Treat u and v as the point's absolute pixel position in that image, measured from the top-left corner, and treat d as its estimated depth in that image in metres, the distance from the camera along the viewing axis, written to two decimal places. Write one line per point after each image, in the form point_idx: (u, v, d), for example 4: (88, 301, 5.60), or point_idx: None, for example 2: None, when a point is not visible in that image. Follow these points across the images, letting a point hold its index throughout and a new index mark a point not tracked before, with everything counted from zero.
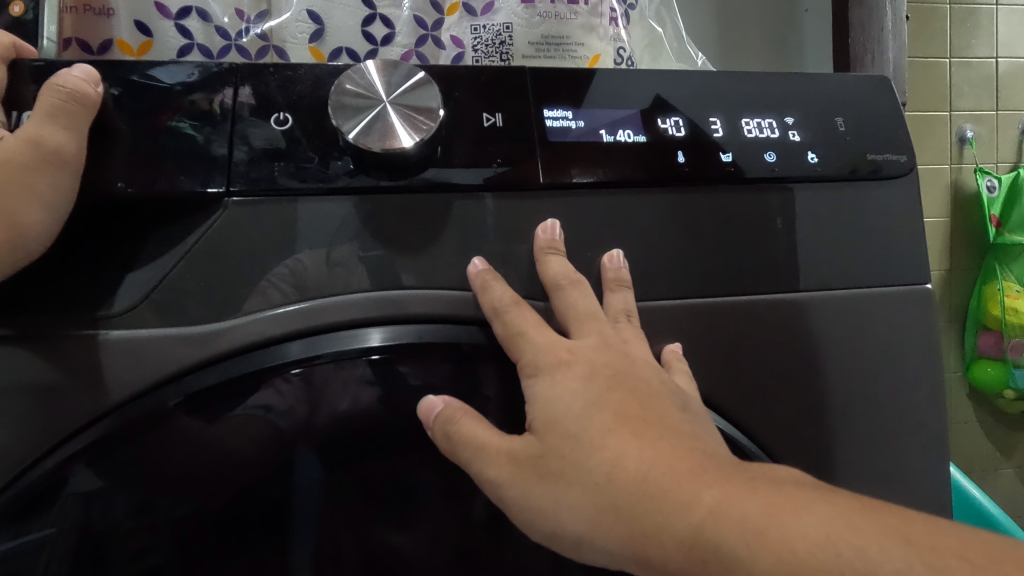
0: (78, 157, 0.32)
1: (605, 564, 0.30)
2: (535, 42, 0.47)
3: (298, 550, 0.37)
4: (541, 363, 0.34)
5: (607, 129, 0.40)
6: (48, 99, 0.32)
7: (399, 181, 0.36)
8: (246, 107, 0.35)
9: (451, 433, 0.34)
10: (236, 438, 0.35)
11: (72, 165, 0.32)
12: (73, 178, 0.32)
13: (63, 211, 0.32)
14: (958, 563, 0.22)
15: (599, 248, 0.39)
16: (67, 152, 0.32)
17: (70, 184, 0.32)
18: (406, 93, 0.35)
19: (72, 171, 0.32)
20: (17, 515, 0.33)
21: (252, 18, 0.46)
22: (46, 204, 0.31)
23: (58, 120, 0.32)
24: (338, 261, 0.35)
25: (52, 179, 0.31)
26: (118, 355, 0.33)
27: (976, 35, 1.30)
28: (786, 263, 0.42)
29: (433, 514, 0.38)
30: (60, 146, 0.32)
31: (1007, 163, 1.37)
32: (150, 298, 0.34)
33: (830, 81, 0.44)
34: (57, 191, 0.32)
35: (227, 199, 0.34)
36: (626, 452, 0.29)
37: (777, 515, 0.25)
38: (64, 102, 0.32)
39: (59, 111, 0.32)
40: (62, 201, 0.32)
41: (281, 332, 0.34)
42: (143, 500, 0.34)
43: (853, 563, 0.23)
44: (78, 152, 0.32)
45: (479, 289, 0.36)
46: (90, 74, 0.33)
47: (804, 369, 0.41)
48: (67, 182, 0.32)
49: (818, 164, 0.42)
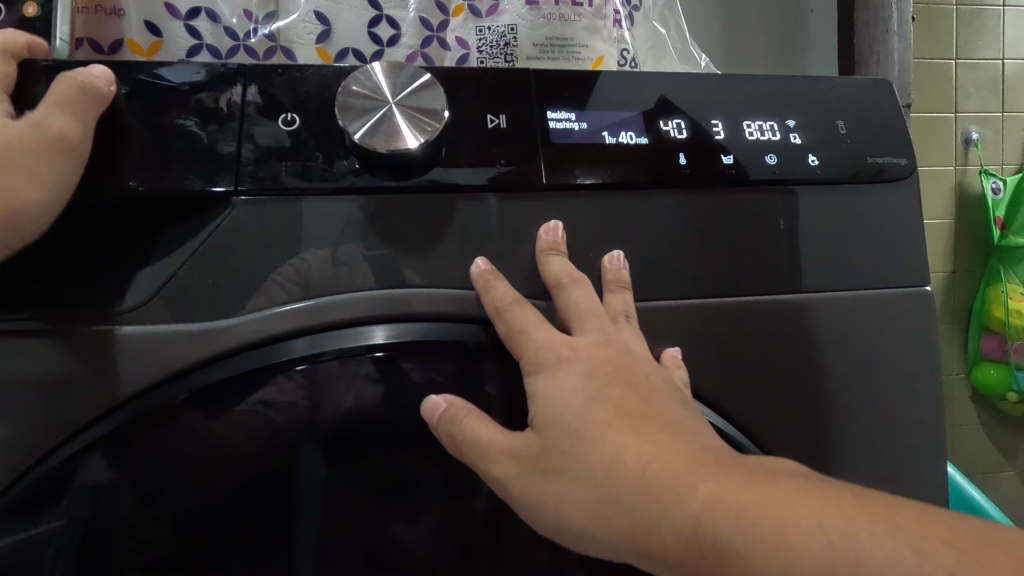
0: (81, 144, 0.33)
1: (609, 557, 0.31)
2: (539, 43, 0.48)
3: (301, 544, 0.38)
4: (542, 361, 0.34)
5: (610, 130, 0.40)
6: (59, 93, 0.33)
7: (404, 181, 0.37)
8: (253, 106, 0.36)
9: (456, 434, 0.34)
10: (241, 433, 0.36)
11: (77, 153, 0.33)
12: (76, 166, 0.33)
13: (62, 195, 0.33)
14: (946, 548, 0.23)
15: (600, 249, 0.40)
16: (70, 139, 0.32)
17: (75, 171, 0.33)
18: (411, 95, 0.35)
19: (75, 157, 0.33)
20: (28, 508, 0.33)
21: (260, 19, 0.46)
22: (48, 188, 0.32)
23: (64, 111, 0.32)
24: (344, 259, 0.36)
25: (53, 163, 0.32)
26: (128, 351, 0.34)
27: (983, 36, 1.30)
28: (787, 265, 0.42)
29: (434, 509, 0.39)
30: (65, 133, 0.32)
31: (1012, 166, 1.36)
32: (160, 294, 0.35)
33: (832, 83, 0.45)
34: (57, 176, 0.32)
35: (235, 198, 0.35)
36: (625, 446, 0.30)
37: (772, 506, 0.26)
38: (72, 92, 0.33)
39: (68, 103, 0.33)
40: (62, 185, 0.32)
41: (286, 328, 0.35)
42: (151, 493, 0.35)
43: (846, 552, 0.24)
44: (82, 140, 0.33)
45: (482, 288, 0.37)
46: (107, 74, 0.34)
47: (804, 368, 0.42)
48: (67, 168, 0.32)
49: (818, 167, 0.43)
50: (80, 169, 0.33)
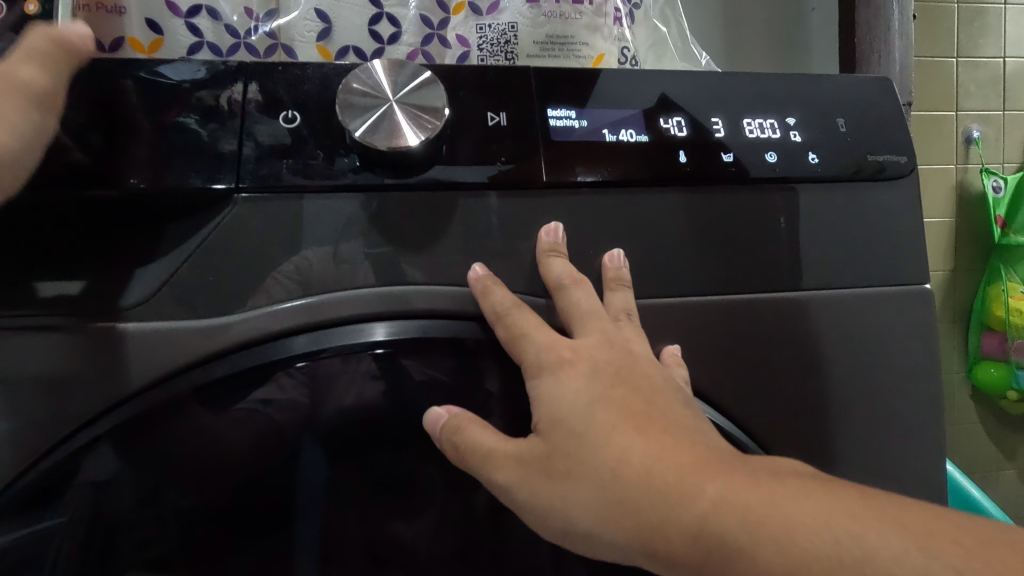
0: (51, 95, 0.32)
1: (616, 558, 0.31)
2: (540, 41, 0.48)
3: (303, 542, 0.38)
4: (544, 362, 0.35)
5: (610, 129, 0.40)
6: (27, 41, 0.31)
7: (405, 179, 0.37)
8: (254, 104, 0.36)
9: (459, 444, 0.35)
10: (243, 431, 0.36)
11: (47, 102, 0.31)
12: (48, 117, 0.32)
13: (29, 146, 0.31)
14: (951, 546, 0.23)
15: (601, 248, 0.40)
16: (40, 88, 0.31)
17: (46, 121, 0.32)
18: (412, 92, 0.35)
19: (44, 109, 0.31)
20: (32, 504, 0.34)
21: (261, 17, 0.47)
22: (17, 135, 0.31)
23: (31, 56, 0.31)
24: (346, 257, 0.36)
25: (21, 110, 0.31)
26: (130, 349, 0.34)
27: (985, 34, 1.30)
28: (787, 264, 0.42)
29: (435, 508, 0.39)
30: (34, 82, 0.31)
31: (1013, 164, 1.36)
32: (161, 291, 0.35)
33: (832, 82, 0.45)
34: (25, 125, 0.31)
35: (236, 195, 0.35)
36: (630, 446, 0.30)
37: (779, 505, 0.26)
38: (46, 43, 0.32)
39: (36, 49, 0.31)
40: (29, 135, 0.31)
41: (288, 326, 0.35)
42: (153, 491, 0.35)
43: (852, 550, 0.24)
44: (52, 91, 0.32)
45: (479, 294, 0.37)
46: (83, 34, 0.32)
47: (804, 367, 0.42)
48: (38, 118, 0.31)
49: (818, 165, 0.43)
50: (51, 119, 0.32)
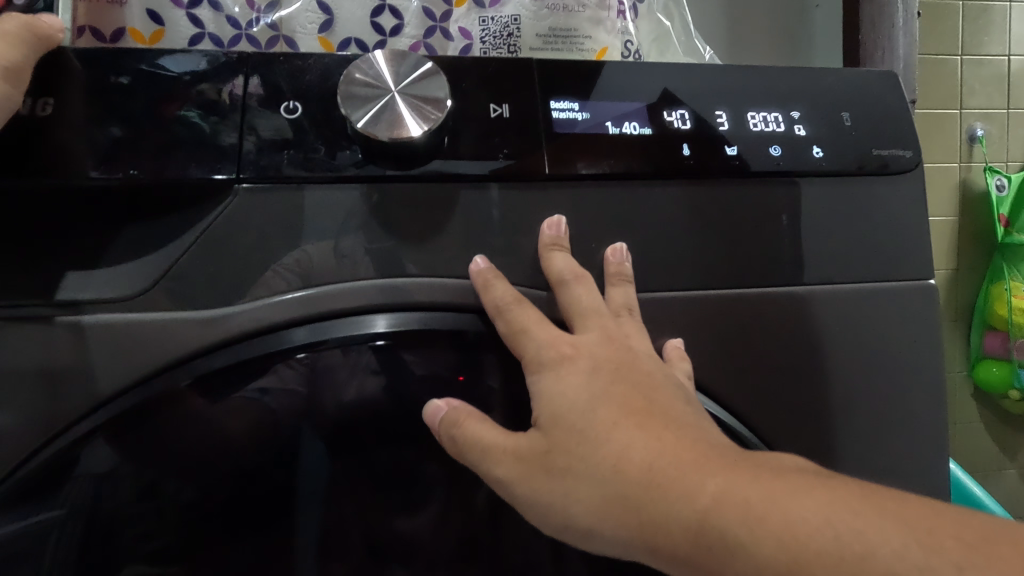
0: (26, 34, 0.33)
1: (617, 555, 0.31)
2: (542, 34, 0.48)
3: (301, 540, 0.37)
4: (545, 358, 0.34)
5: (614, 121, 0.40)
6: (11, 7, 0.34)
7: (407, 171, 0.36)
8: (256, 96, 0.36)
9: (457, 438, 0.34)
10: (241, 426, 0.35)
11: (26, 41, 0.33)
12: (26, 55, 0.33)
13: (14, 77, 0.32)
14: (953, 542, 0.23)
15: (602, 242, 0.39)
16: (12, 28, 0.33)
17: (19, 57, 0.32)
18: (414, 83, 0.35)
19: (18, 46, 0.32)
20: (30, 495, 0.34)
21: (262, 8, 0.46)
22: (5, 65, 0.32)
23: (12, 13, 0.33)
24: (347, 249, 0.36)
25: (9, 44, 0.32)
26: (130, 341, 0.34)
27: (989, 33, 1.29)
28: (790, 258, 0.42)
29: (435, 505, 0.39)
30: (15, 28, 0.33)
31: (1017, 164, 1.36)
32: (161, 283, 0.35)
33: (837, 75, 0.45)
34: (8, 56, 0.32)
35: (237, 185, 0.35)
36: (631, 443, 0.30)
37: (779, 502, 0.26)
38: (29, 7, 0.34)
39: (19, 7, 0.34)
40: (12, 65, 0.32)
41: (288, 318, 0.35)
42: (152, 485, 0.35)
43: (852, 546, 0.24)
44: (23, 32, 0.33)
45: (480, 288, 0.36)
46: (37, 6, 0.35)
47: (807, 362, 0.42)
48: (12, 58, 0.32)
49: (823, 159, 0.42)
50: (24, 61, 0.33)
